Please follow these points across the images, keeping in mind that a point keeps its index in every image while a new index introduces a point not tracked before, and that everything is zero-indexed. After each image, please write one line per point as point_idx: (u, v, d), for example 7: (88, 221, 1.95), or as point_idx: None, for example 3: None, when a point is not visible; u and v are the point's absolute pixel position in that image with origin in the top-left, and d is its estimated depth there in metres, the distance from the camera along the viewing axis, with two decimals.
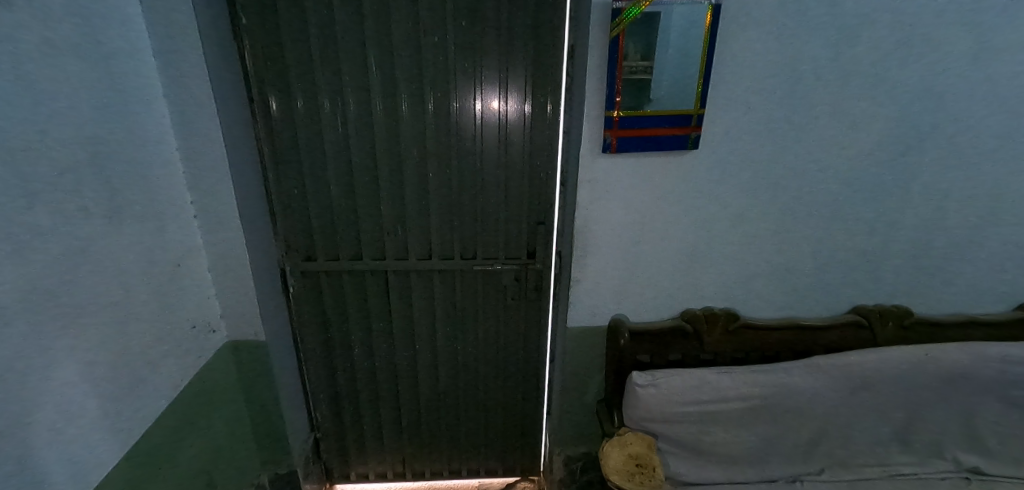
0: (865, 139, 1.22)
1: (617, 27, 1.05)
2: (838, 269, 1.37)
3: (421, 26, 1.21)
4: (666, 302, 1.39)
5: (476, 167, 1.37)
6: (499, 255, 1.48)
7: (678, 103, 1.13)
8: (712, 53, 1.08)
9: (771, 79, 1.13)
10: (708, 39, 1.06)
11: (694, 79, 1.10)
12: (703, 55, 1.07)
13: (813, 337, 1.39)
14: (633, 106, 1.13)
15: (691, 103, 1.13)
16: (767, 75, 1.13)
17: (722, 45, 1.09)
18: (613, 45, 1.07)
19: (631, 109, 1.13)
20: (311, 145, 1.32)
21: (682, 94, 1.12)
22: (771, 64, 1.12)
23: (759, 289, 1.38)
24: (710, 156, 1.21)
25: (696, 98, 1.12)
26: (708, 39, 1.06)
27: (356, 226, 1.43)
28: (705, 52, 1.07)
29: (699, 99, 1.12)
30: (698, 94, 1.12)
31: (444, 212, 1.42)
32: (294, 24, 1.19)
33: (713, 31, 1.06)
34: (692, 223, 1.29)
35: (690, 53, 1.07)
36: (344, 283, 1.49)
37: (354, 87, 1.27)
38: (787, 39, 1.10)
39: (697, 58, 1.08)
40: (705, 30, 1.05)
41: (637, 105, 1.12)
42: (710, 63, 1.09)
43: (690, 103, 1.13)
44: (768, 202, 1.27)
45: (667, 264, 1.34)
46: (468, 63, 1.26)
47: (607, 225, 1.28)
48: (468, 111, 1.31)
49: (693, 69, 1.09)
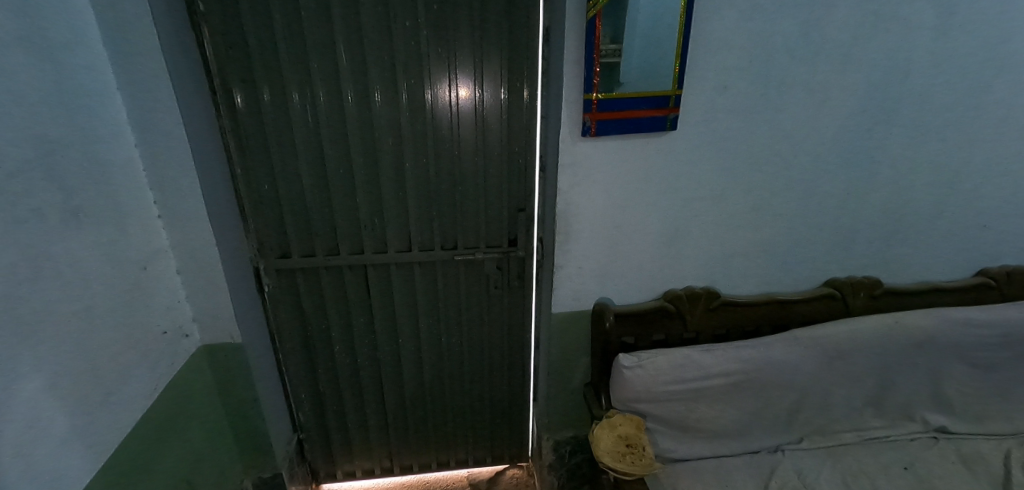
0: (836, 116, 1.25)
1: (594, 7, 1.03)
2: (811, 244, 1.41)
3: (392, 12, 1.17)
4: (649, 284, 1.41)
5: (453, 157, 1.35)
6: (480, 244, 1.46)
7: (657, 85, 1.13)
8: (689, 32, 1.07)
9: (746, 59, 1.15)
10: (685, 17, 1.05)
11: (671, 60, 1.10)
12: (680, 35, 1.07)
13: (789, 311, 1.43)
14: (612, 89, 1.12)
15: (669, 84, 1.13)
16: (741, 55, 1.14)
17: (698, 26, 1.09)
18: (590, 26, 1.05)
19: (610, 92, 1.12)
20: (281, 138, 1.27)
21: (660, 75, 1.12)
22: (745, 44, 1.13)
23: (738, 267, 1.41)
24: (688, 137, 1.22)
25: (674, 79, 1.12)
26: (685, 19, 1.06)
27: (331, 221, 1.39)
28: (682, 32, 1.07)
29: (677, 80, 1.12)
30: (675, 75, 1.12)
31: (422, 202, 1.39)
32: (256, 11, 1.14)
33: (690, 10, 1.05)
34: (671, 205, 1.30)
35: (667, 33, 1.07)
36: (322, 280, 1.45)
37: (324, 77, 1.22)
38: (760, 18, 1.11)
39: (674, 39, 1.08)
40: (683, 9, 1.05)
41: (616, 87, 1.12)
42: (687, 43, 1.09)
43: (667, 85, 1.13)
44: (744, 180, 1.30)
45: (649, 246, 1.35)
46: (442, 50, 1.23)
47: (588, 210, 1.28)
48: (443, 100, 1.28)
49: (671, 50, 1.09)
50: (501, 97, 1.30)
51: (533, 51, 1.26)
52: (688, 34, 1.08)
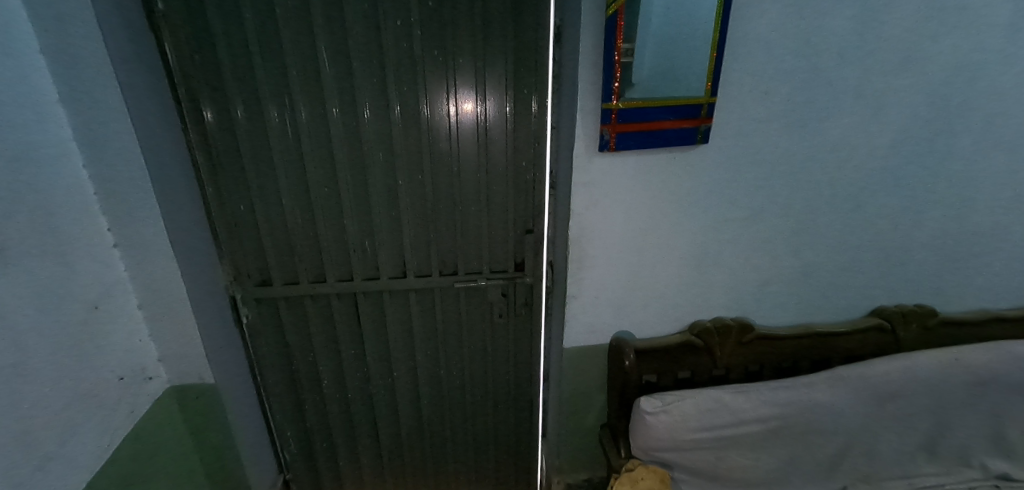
0: (891, 127, 1.09)
1: (615, 2, 0.87)
2: (857, 269, 1.25)
3: (382, 14, 1.02)
4: (673, 316, 1.25)
5: (453, 174, 1.19)
6: (483, 270, 1.31)
7: (686, 93, 0.97)
8: (726, 32, 0.92)
9: (793, 60, 0.98)
10: (722, 14, 0.90)
11: (704, 63, 0.94)
12: (715, 35, 0.91)
13: (832, 345, 1.27)
14: (635, 97, 0.96)
15: (700, 92, 0.97)
16: (788, 57, 0.98)
17: (738, 24, 0.93)
18: (611, 25, 0.89)
19: (633, 101, 0.96)
20: (258, 156, 1.12)
21: (690, 81, 0.96)
22: (792, 44, 0.96)
23: (774, 295, 1.25)
24: (722, 152, 1.06)
25: (706, 86, 0.96)
26: (721, 17, 0.90)
27: (317, 245, 1.24)
28: (717, 31, 0.91)
29: (711, 86, 0.96)
30: (707, 81, 0.96)
31: (418, 223, 1.24)
32: (226, 13, 0.99)
33: (727, 6, 0.89)
34: (700, 227, 1.15)
35: (698, 33, 0.92)
36: (307, 310, 1.30)
37: (303, 87, 1.07)
38: (811, 13, 0.94)
39: (707, 39, 0.92)
40: (719, 4, 0.89)
41: (640, 96, 0.96)
42: (723, 44, 0.93)
43: (698, 94, 0.97)
44: (783, 199, 1.14)
45: (674, 273, 1.20)
46: (438, 56, 1.08)
47: (606, 234, 1.12)
48: (442, 112, 1.13)
49: (704, 52, 0.93)
50: (508, 109, 1.14)
51: (543, 53, 1.09)
52: (725, 33, 0.92)
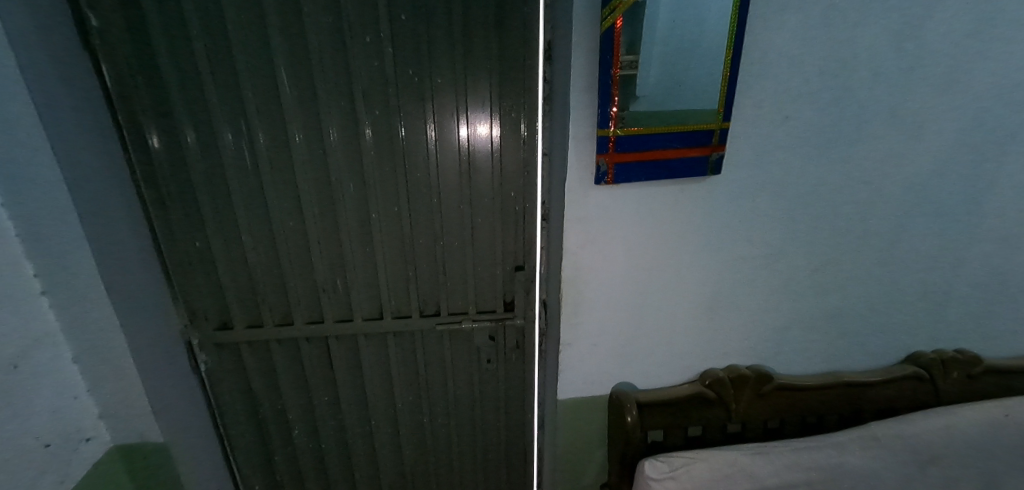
0: (932, 153, 0.95)
1: (612, 14, 0.74)
2: (890, 312, 1.10)
3: (348, 29, 0.90)
4: (680, 364, 1.11)
5: (433, 206, 1.06)
6: (468, 309, 1.17)
7: (695, 117, 0.83)
8: (740, 48, 0.79)
9: (820, 78, 0.84)
10: (735, 28, 0.77)
11: (714, 83, 0.81)
12: (728, 51, 0.79)
13: (861, 396, 1.13)
14: (636, 123, 0.82)
15: (711, 117, 0.83)
16: (814, 75, 0.84)
17: (756, 38, 0.80)
18: (607, 39, 0.76)
19: (634, 127, 0.83)
20: (213, 187, 1.01)
21: (700, 104, 0.82)
22: (819, 61, 0.83)
23: (794, 340, 1.11)
24: (737, 183, 0.92)
25: (717, 109, 0.83)
26: (734, 31, 0.78)
27: (282, 284, 1.11)
28: (730, 47, 0.78)
29: (722, 110, 0.83)
30: (718, 104, 0.83)
31: (395, 259, 1.11)
32: (172, 30, 0.88)
33: (741, 19, 0.77)
34: (711, 268, 1.01)
35: (710, 48, 0.78)
36: (273, 354, 1.17)
37: (261, 111, 0.95)
38: (841, 25, 0.81)
39: (718, 55, 0.79)
40: (731, 16, 0.76)
41: (641, 121, 0.82)
42: (737, 61, 0.80)
43: (709, 118, 0.83)
44: (808, 235, 1.00)
45: (682, 318, 1.06)
46: (413, 76, 0.95)
47: (605, 275, 0.99)
48: (419, 137, 1.00)
49: (715, 70, 0.80)
50: (493, 134, 1.02)
51: (532, 71, 0.97)
52: (738, 49, 0.79)
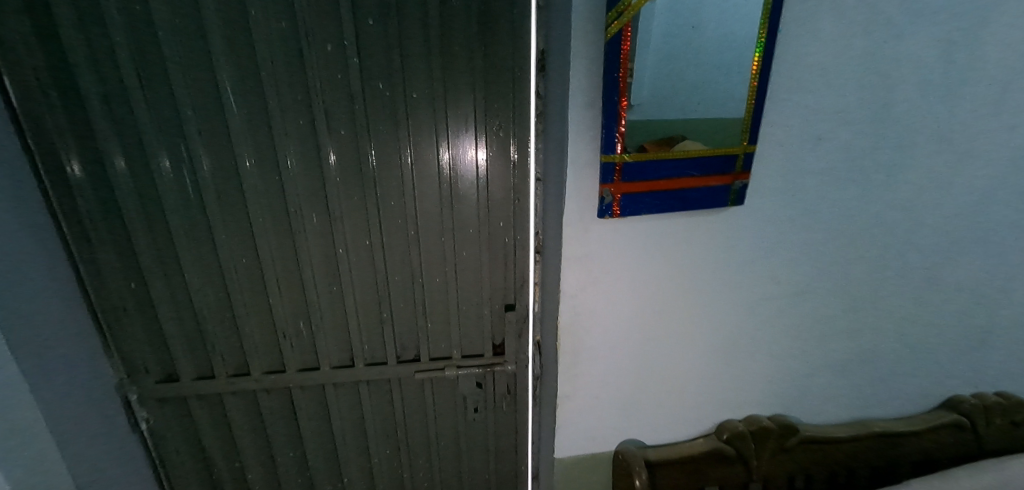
0: (980, 177, 0.83)
1: (620, 18, 0.61)
2: (927, 353, 0.98)
3: (305, 38, 0.76)
4: (693, 416, 0.98)
5: (410, 240, 0.92)
6: (453, 354, 1.03)
7: (715, 140, 0.71)
8: (769, 64, 0.67)
9: (859, 95, 0.72)
10: (764, 41, 0.65)
11: (739, 99, 0.68)
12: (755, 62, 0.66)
13: (896, 448, 1.00)
14: (646, 148, 0.69)
15: (735, 137, 0.70)
16: (852, 91, 0.72)
17: (787, 48, 0.67)
18: (613, 49, 0.63)
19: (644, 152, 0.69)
20: (149, 221, 0.86)
21: (721, 123, 0.70)
22: (858, 74, 0.71)
23: (822, 386, 0.98)
24: (763, 214, 0.79)
25: (743, 129, 0.70)
26: (762, 39, 0.65)
27: (236, 329, 0.96)
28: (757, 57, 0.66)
29: (748, 129, 0.70)
30: (743, 123, 0.70)
31: (367, 300, 0.96)
32: (91, 40, 0.74)
33: (772, 31, 0.65)
34: (731, 310, 0.88)
35: (731, 61, 0.66)
36: (228, 408, 1.02)
37: (203, 134, 0.81)
38: (885, 32, 0.69)
39: (744, 67, 0.67)
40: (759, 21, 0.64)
41: (652, 146, 0.69)
42: (767, 73, 0.67)
43: (732, 139, 0.71)
44: (840, 271, 0.87)
45: (697, 365, 0.93)
46: (384, 92, 0.81)
47: (609, 320, 0.85)
48: (392, 162, 0.86)
49: (740, 82, 0.67)
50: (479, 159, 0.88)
51: (523, 86, 0.83)
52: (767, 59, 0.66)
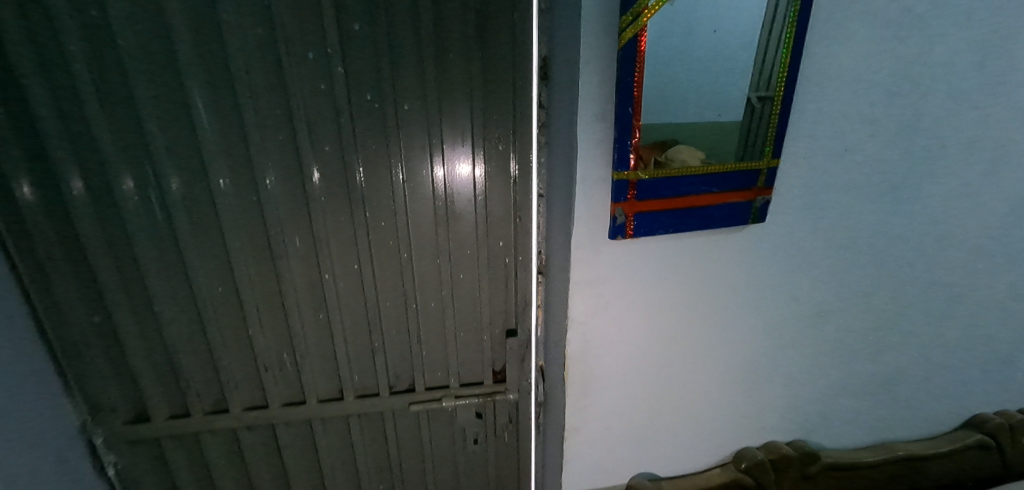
0: (1015, 187, 0.78)
1: (636, 23, 0.55)
2: (953, 372, 0.93)
3: (285, 45, 0.69)
4: (708, 445, 0.92)
5: (402, 263, 0.85)
6: (451, 383, 0.96)
7: (718, 154, 0.65)
8: (796, 71, 0.61)
9: (887, 104, 0.67)
10: (792, 46, 0.59)
11: (762, 109, 0.63)
12: (756, 70, 0.62)
13: (920, 472, 0.95)
14: (663, 164, 0.63)
15: (736, 152, 0.65)
16: (880, 100, 0.67)
17: (813, 55, 0.62)
18: (627, 57, 0.57)
19: (661, 168, 0.63)
20: (112, 248, 0.78)
21: (721, 136, 0.65)
22: (888, 82, 0.66)
23: (843, 410, 0.93)
24: (784, 231, 0.73)
25: (745, 143, 0.65)
26: (789, 45, 0.59)
27: (213, 363, 0.88)
28: (772, 64, 0.61)
29: (750, 143, 0.65)
30: (744, 136, 0.65)
31: (357, 328, 0.89)
32: (40, 49, 0.66)
33: (801, 36, 0.59)
34: (749, 333, 0.82)
35: (750, 70, 0.62)
36: (205, 448, 0.93)
37: (172, 153, 0.73)
38: (916, 36, 0.64)
39: (766, 76, 0.62)
40: (767, 27, 0.59)
41: (670, 162, 0.63)
42: (778, 81, 0.61)
43: (733, 154, 0.65)
44: (865, 289, 0.81)
45: (713, 392, 0.87)
46: (373, 104, 0.74)
47: (620, 347, 0.79)
48: (382, 180, 0.79)
49: (761, 92, 0.63)
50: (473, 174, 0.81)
51: (524, 96, 0.76)
52: (777, 67, 0.61)
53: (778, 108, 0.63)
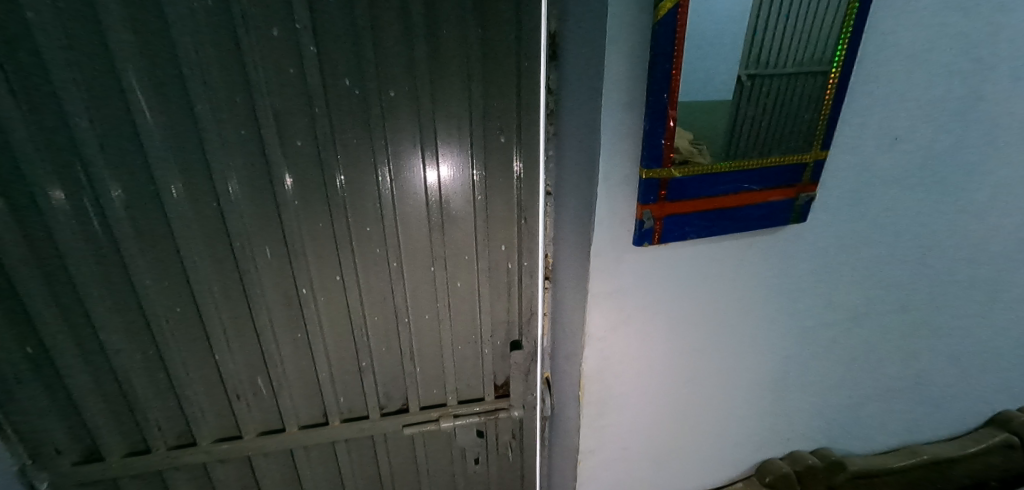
0: None
1: None
2: (987, 374, 0.87)
3: (240, 17, 0.56)
4: (729, 458, 0.85)
5: (392, 273, 0.75)
6: (449, 401, 0.87)
7: (709, 140, 0.54)
8: (856, 50, 0.52)
9: (955, 85, 0.58)
10: (854, 20, 0.50)
11: (816, 94, 0.54)
12: (748, 41, 0.50)
13: (944, 475, 0.90)
14: (696, 157, 0.54)
15: (736, 139, 0.55)
16: (952, 81, 0.57)
17: (879, 30, 0.52)
18: (665, 30, 0.47)
19: (693, 163, 0.54)
20: (43, 267, 0.65)
21: (711, 117, 0.53)
22: (964, 60, 0.56)
23: (869, 415, 0.87)
24: (826, 231, 0.65)
25: (735, 127, 0.54)
26: (851, 20, 0.50)
27: (176, 393, 0.77)
28: (793, 37, 0.51)
29: (739, 127, 0.54)
30: (744, 121, 0.54)
31: (340, 348, 0.78)
32: None
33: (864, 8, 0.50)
34: (779, 342, 0.75)
35: (805, 45, 0.52)
36: (173, 484, 0.83)
37: (108, 151, 0.60)
38: (1000, 5, 0.54)
39: (830, 54, 0.52)
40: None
41: (701, 154, 0.54)
42: (768, 58, 0.52)
43: (723, 138, 0.54)
44: (907, 292, 0.74)
45: (737, 404, 0.80)
46: (352, 90, 0.62)
47: (642, 363, 0.70)
48: (365, 180, 0.68)
49: (817, 74, 0.53)
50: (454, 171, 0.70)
51: (531, 80, 0.65)
52: (770, 41, 0.51)
53: (768, 90, 0.54)
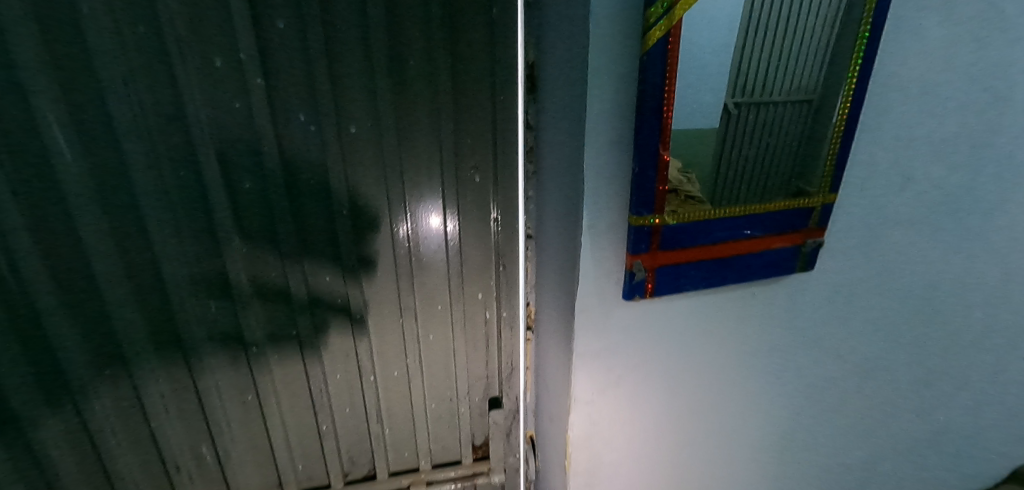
0: None
1: (664, 28, 0.40)
2: (1010, 428, 0.80)
3: (173, 46, 0.49)
4: None
5: (355, 327, 0.67)
6: (421, 466, 0.78)
7: (698, 169, 0.49)
8: (863, 92, 0.47)
9: (968, 123, 0.53)
10: (859, 62, 0.46)
11: (807, 127, 0.51)
12: (734, 70, 0.46)
13: None
14: (686, 186, 0.48)
15: (727, 172, 0.50)
16: (965, 118, 0.53)
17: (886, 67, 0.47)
18: (654, 71, 0.42)
19: (682, 193, 0.48)
20: None
21: (699, 146, 0.48)
22: (977, 91, 0.51)
23: (885, 475, 0.79)
24: (835, 278, 0.59)
25: (723, 157, 0.49)
26: (856, 62, 0.45)
27: (103, 466, 0.67)
28: (784, 65, 0.48)
29: (728, 157, 0.50)
30: (733, 152, 0.50)
31: (296, 411, 0.70)
32: None
33: (871, 51, 0.45)
34: (788, 399, 0.67)
35: (795, 75, 0.48)
36: None
37: (20, 198, 0.51)
38: (1015, 39, 0.50)
39: (823, 86, 0.49)
40: (753, 12, 0.44)
41: (691, 183, 0.49)
42: (757, 85, 0.48)
43: (712, 169, 0.49)
44: (923, 340, 0.67)
45: (743, 468, 0.71)
46: (308, 127, 0.55)
47: (635, 428, 0.62)
48: (323, 225, 0.61)
49: (809, 107, 0.50)
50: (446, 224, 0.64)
51: (507, 117, 0.60)
52: (758, 67, 0.47)
53: (758, 118, 0.49)
